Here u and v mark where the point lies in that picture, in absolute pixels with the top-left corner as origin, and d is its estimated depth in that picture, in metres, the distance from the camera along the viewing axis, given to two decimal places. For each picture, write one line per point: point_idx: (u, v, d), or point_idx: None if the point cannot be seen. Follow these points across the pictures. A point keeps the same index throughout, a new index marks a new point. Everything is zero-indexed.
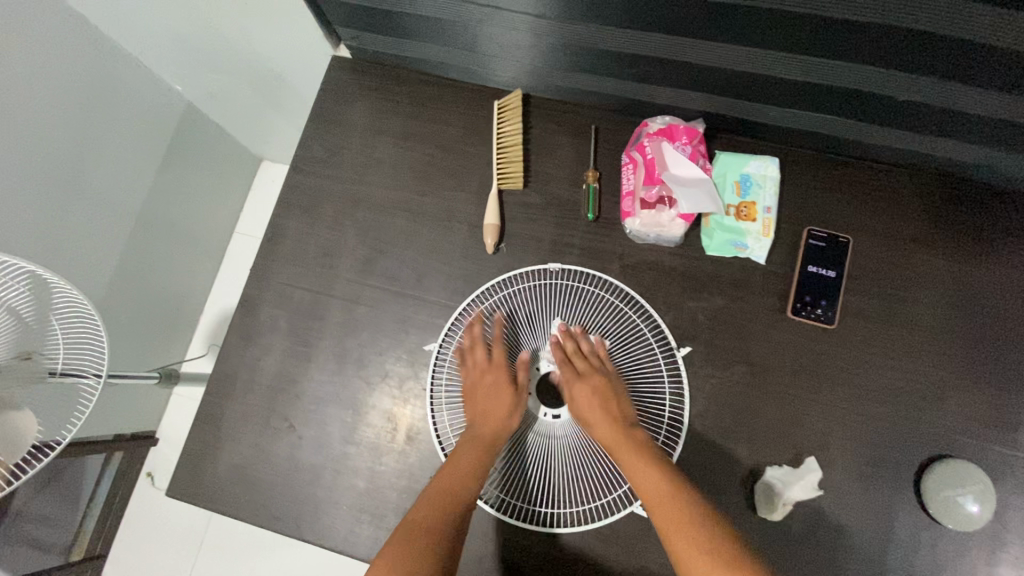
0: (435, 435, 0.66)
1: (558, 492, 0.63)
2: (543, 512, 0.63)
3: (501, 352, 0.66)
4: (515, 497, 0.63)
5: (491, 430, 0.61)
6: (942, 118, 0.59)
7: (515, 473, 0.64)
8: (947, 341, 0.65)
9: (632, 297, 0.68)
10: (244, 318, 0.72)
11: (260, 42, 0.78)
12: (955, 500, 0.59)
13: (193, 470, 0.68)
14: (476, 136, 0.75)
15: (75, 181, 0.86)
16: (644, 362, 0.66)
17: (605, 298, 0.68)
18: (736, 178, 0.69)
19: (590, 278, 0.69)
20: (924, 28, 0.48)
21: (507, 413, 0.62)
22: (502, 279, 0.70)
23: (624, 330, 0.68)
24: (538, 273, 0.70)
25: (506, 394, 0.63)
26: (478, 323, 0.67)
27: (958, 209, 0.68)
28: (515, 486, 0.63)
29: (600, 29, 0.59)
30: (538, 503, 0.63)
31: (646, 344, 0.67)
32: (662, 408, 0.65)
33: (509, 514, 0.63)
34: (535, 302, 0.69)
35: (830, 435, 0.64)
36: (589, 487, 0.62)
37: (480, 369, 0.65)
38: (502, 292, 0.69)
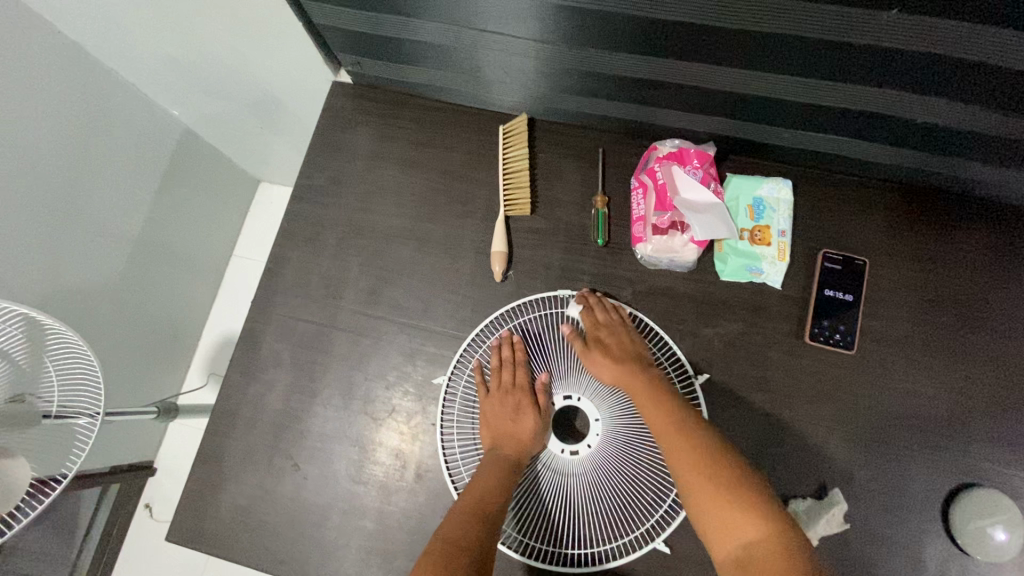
0: (448, 472, 0.63)
1: (579, 531, 0.60)
2: (565, 553, 0.60)
3: (526, 374, 0.64)
4: (535, 538, 0.61)
5: (515, 455, 0.60)
6: (957, 139, 0.58)
7: (534, 513, 0.61)
8: (969, 364, 0.64)
9: (647, 325, 0.67)
10: (246, 353, 0.69)
11: (258, 67, 0.76)
12: (981, 530, 0.57)
13: (194, 513, 0.65)
14: (481, 162, 0.74)
15: (72, 210, 0.84)
16: None
17: None
18: (749, 202, 0.67)
19: None
20: (944, 53, 0.47)
21: (532, 438, 0.60)
22: (512, 307, 0.68)
23: None
24: (548, 301, 0.68)
25: (532, 417, 0.61)
26: (506, 343, 0.65)
27: (974, 228, 0.67)
28: (535, 526, 0.61)
29: (609, 54, 0.58)
30: (559, 543, 0.60)
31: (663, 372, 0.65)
32: None
33: (529, 556, 0.60)
34: (548, 333, 0.67)
35: (853, 464, 0.62)
36: (610, 525, 0.60)
37: (505, 388, 0.63)
38: (513, 322, 0.68)
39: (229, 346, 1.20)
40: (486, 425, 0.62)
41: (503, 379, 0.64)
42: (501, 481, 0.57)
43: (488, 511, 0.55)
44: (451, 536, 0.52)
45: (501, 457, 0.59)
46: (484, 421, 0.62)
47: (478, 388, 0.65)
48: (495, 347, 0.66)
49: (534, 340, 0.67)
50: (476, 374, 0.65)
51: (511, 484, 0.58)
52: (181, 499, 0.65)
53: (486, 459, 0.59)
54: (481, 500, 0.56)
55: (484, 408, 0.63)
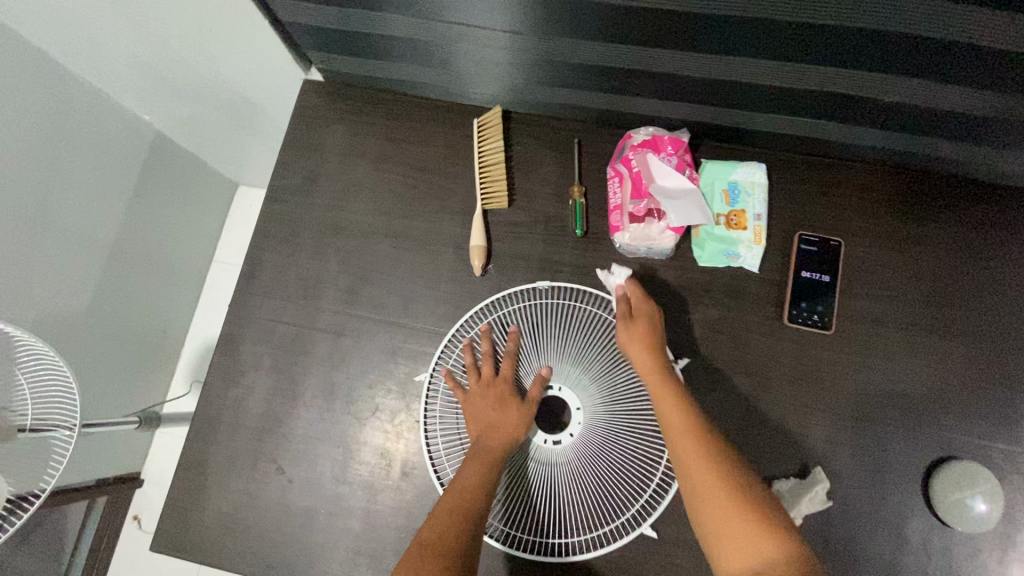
0: (432, 467, 0.63)
1: (562, 521, 0.60)
2: (548, 542, 0.61)
3: (511, 366, 0.63)
4: (520, 529, 0.61)
5: (500, 447, 0.58)
6: (926, 118, 0.58)
7: (517, 506, 0.61)
8: (945, 339, 0.65)
9: None
10: (225, 357, 0.69)
11: (228, 67, 0.75)
12: (964, 502, 0.58)
13: (179, 522, 0.64)
14: (457, 156, 0.73)
15: (42, 219, 0.82)
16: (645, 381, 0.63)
17: (601, 315, 0.65)
18: (724, 186, 0.68)
19: (585, 294, 0.66)
20: (906, 31, 0.47)
21: (517, 427, 0.59)
22: (494, 299, 0.67)
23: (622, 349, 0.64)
24: (521, 294, 0.67)
25: (517, 407, 0.60)
26: (483, 338, 0.65)
27: (946, 206, 0.68)
28: (517, 518, 0.61)
29: (579, 43, 0.57)
30: (542, 534, 0.61)
31: None
32: None
33: (515, 547, 0.61)
34: (530, 324, 0.66)
35: (836, 441, 0.63)
36: (593, 515, 0.60)
37: (488, 381, 0.63)
38: (496, 313, 0.67)
39: (209, 351, 1.19)
40: (470, 418, 0.61)
41: (483, 373, 0.63)
42: (484, 477, 0.56)
43: (468, 511, 0.54)
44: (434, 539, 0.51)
45: (485, 450, 0.58)
46: (469, 416, 0.61)
47: (455, 391, 0.63)
48: (467, 346, 0.65)
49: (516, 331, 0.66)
50: (448, 380, 0.63)
51: (496, 478, 0.57)
52: (165, 507, 0.64)
53: (469, 455, 0.58)
54: (462, 499, 0.54)
55: (465, 407, 0.62)
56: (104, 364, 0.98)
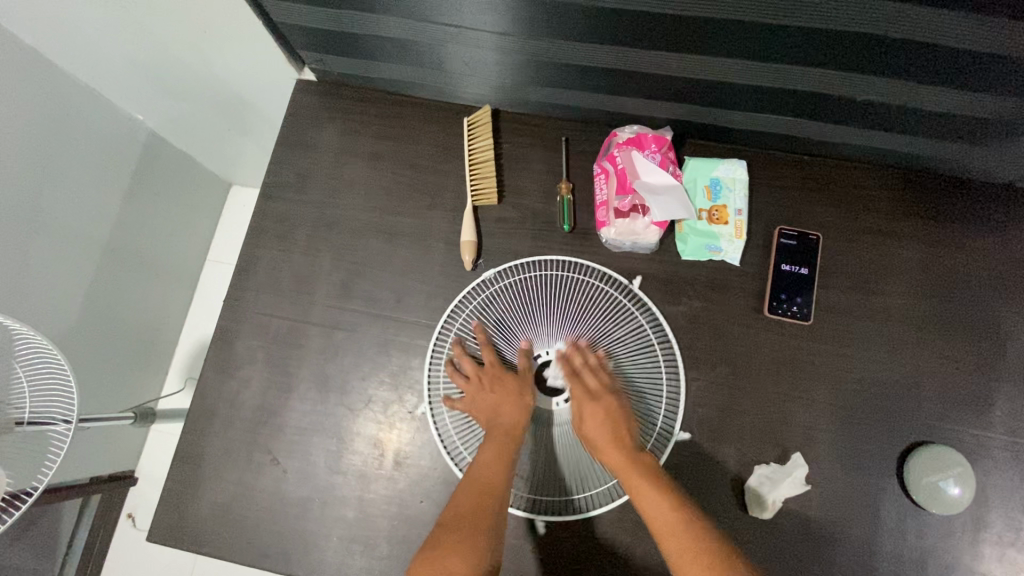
0: (439, 432, 0.66)
1: (566, 478, 0.65)
2: (568, 502, 0.64)
3: (491, 351, 0.66)
4: (526, 490, 0.65)
5: (510, 422, 0.62)
6: (896, 116, 0.61)
7: (534, 471, 0.65)
8: (918, 329, 0.67)
9: (626, 285, 0.69)
10: (220, 352, 0.70)
11: (222, 67, 0.77)
12: (937, 486, 0.60)
13: (174, 513, 0.65)
14: (448, 154, 0.75)
15: (36, 218, 0.83)
16: (639, 343, 0.68)
17: (598, 287, 0.69)
18: (706, 183, 0.70)
19: (582, 268, 0.70)
20: (872, 33, 0.49)
21: (523, 397, 0.63)
22: (493, 273, 0.71)
23: (618, 316, 0.68)
24: (504, 272, 0.71)
25: (513, 381, 0.64)
26: (456, 347, 0.67)
27: (920, 200, 0.70)
28: (537, 483, 0.65)
29: (563, 44, 0.59)
30: (546, 493, 0.65)
31: (640, 327, 0.68)
32: (661, 390, 0.66)
33: (523, 509, 0.64)
34: (529, 296, 0.69)
35: (814, 428, 0.65)
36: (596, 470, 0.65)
37: (475, 376, 0.65)
38: (495, 287, 0.70)
39: (203, 349, 1.20)
40: (472, 412, 0.63)
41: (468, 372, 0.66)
42: (501, 455, 0.60)
43: (490, 490, 0.57)
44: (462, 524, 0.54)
45: (497, 429, 0.62)
46: (471, 412, 0.64)
47: (449, 400, 0.65)
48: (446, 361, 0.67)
49: (516, 303, 0.69)
50: (442, 398, 0.65)
51: (513, 450, 0.61)
52: (161, 499, 0.66)
53: (483, 445, 0.61)
54: (483, 480, 0.58)
55: (464, 406, 0.64)
56: (97, 362, 0.99)
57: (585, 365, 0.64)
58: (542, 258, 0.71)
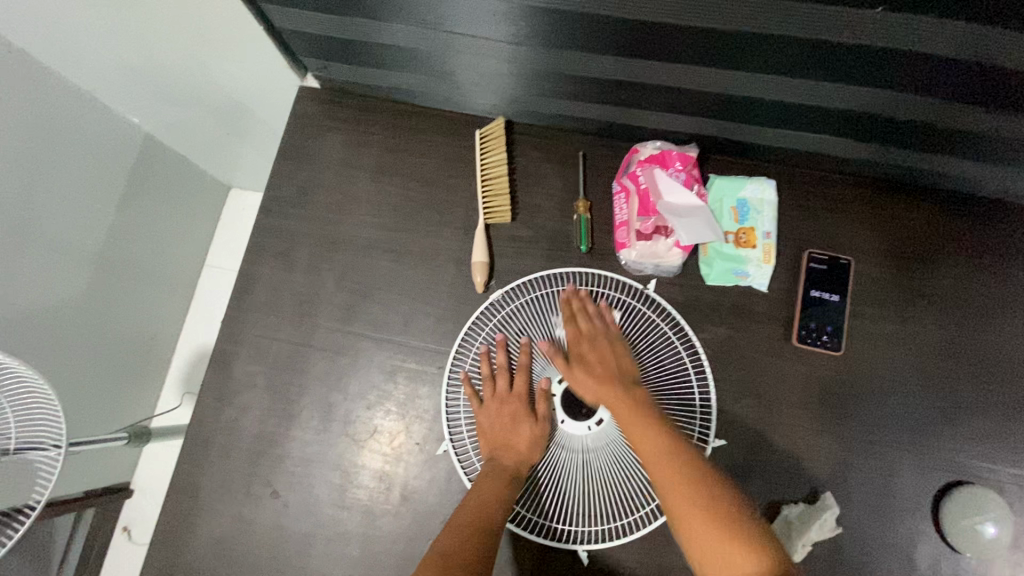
0: (455, 454, 0.62)
1: (579, 509, 0.60)
2: (610, 529, 0.60)
3: (523, 379, 0.62)
4: (535, 512, 0.61)
5: (514, 466, 0.58)
6: (939, 137, 0.57)
7: (570, 499, 0.61)
8: (955, 362, 0.64)
9: (660, 305, 0.65)
10: (217, 377, 0.66)
11: (220, 72, 0.72)
12: (974, 528, 0.56)
13: (169, 549, 0.62)
14: (458, 168, 0.71)
15: (25, 226, 0.78)
16: (671, 371, 0.63)
17: (629, 304, 0.65)
18: (733, 204, 0.66)
19: (612, 283, 0.66)
20: (927, 51, 0.45)
21: (532, 449, 0.59)
22: (519, 284, 0.66)
23: (651, 338, 0.64)
24: (522, 287, 0.67)
25: (529, 427, 0.60)
26: (500, 350, 0.63)
27: (958, 223, 0.67)
28: (573, 513, 0.61)
29: (586, 56, 0.55)
30: (556, 520, 0.61)
31: (674, 351, 0.63)
32: (693, 424, 0.61)
33: (528, 530, 0.61)
34: (555, 312, 0.65)
35: (844, 465, 0.62)
36: (612, 505, 0.60)
37: (500, 396, 0.61)
38: (519, 300, 0.66)
39: (203, 360, 1.16)
40: (481, 434, 0.61)
41: (499, 387, 0.62)
42: (501, 492, 0.56)
43: (486, 525, 0.53)
44: (451, 555, 0.50)
45: (499, 467, 0.58)
46: (479, 435, 0.61)
47: (471, 401, 0.62)
48: (484, 354, 0.64)
49: (540, 318, 0.65)
50: (466, 387, 0.63)
51: (511, 494, 0.56)
52: (155, 533, 0.62)
53: (483, 471, 0.58)
54: (482, 513, 0.54)
55: (479, 418, 0.61)
56: (92, 376, 0.95)
57: (580, 313, 0.61)
58: (557, 271, 0.66)
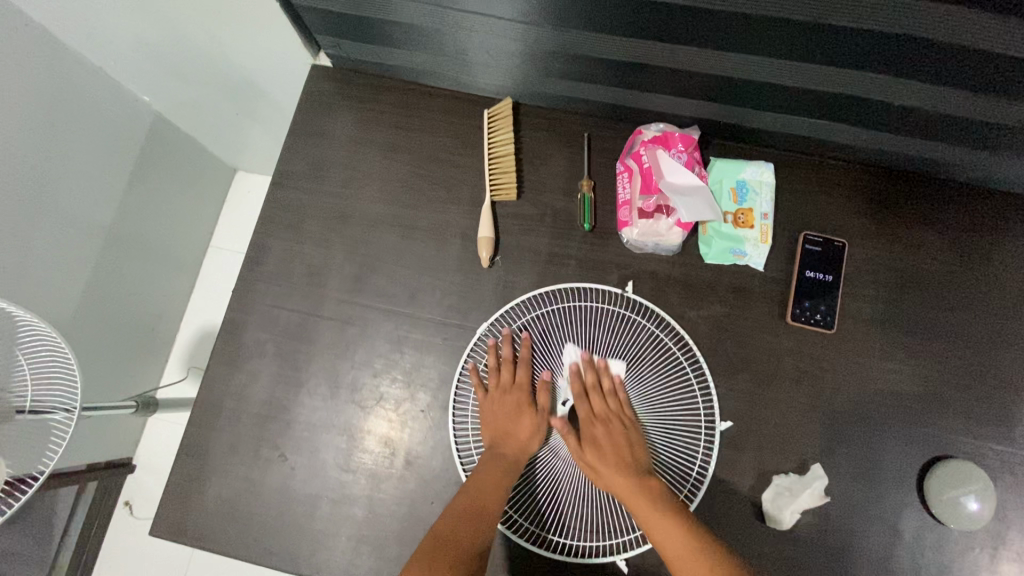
0: (461, 461, 0.63)
1: (582, 523, 0.62)
2: (607, 543, 0.61)
3: (527, 372, 0.65)
4: (537, 526, 0.62)
5: (514, 454, 0.61)
6: (934, 122, 0.59)
7: (568, 512, 0.62)
8: (943, 343, 0.66)
9: (665, 321, 0.67)
10: (227, 343, 0.68)
11: (234, 50, 0.74)
12: (956, 501, 0.59)
13: (178, 507, 0.64)
14: (467, 147, 0.73)
15: (40, 200, 0.80)
16: (676, 387, 0.65)
17: (637, 320, 0.67)
18: (733, 185, 0.69)
19: (619, 299, 0.68)
20: (923, 36, 0.47)
21: (532, 439, 0.62)
22: (529, 297, 0.68)
23: (657, 355, 0.66)
24: (536, 300, 0.68)
25: (531, 417, 0.63)
26: (506, 342, 0.66)
27: (949, 210, 0.69)
28: (571, 525, 0.62)
29: (594, 36, 0.57)
30: (558, 533, 0.62)
31: (679, 368, 0.65)
32: (696, 440, 0.63)
33: (530, 542, 0.62)
34: (566, 329, 0.67)
35: (834, 439, 0.64)
36: (615, 521, 0.62)
37: (505, 388, 0.64)
38: (530, 313, 0.68)
39: (208, 338, 1.18)
40: (484, 422, 0.62)
41: (502, 378, 0.64)
42: (501, 477, 0.58)
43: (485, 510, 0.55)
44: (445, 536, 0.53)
45: (500, 454, 0.60)
46: (482, 423, 0.63)
47: (476, 389, 0.64)
48: (491, 347, 0.66)
49: (549, 336, 0.67)
50: (473, 378, 0.65)
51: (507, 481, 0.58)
52: (164, 492, 0.64)
53: (484, 456, 0.60)
54: (480, 498, 0.56)
55: (484, 407, 0.63)
56: (98, 349, 0.97)
57: (592, 391, 0.63)
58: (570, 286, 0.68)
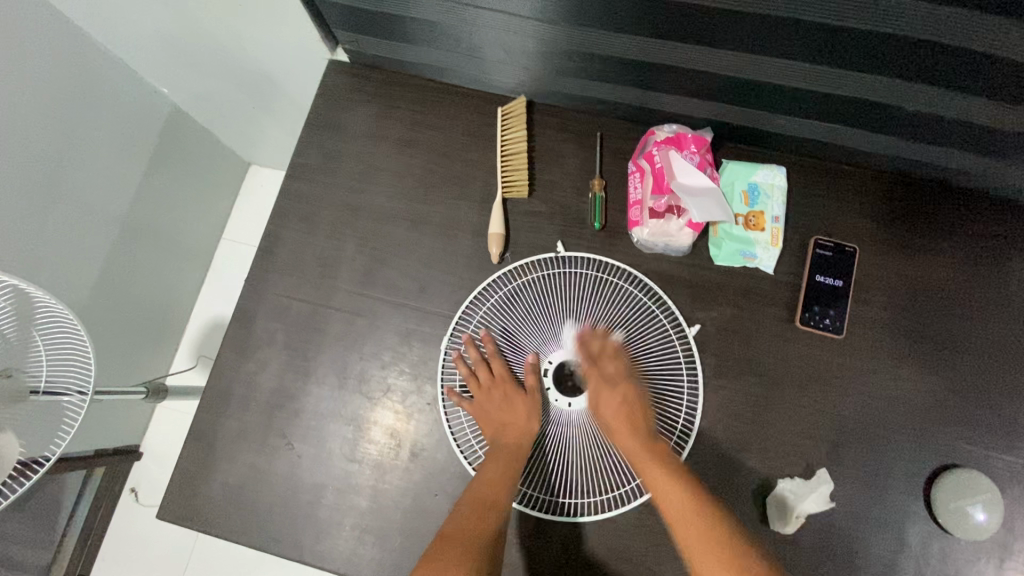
0: (454, 440, 0.65)
1: (580, 482, 0.63)
2: (608, 500, 0.62)
3: (501, 365, 0.66)
4: (537, 489, 0.63)
5: (516, 440, 0.61)
6: (950, 129, 0.59)
7: (575, 476, 0.63)
8: (953, 351, 0.66)
9: (648, 287, 0.68)
10: (238, 332, 0.69)
11: (252, 44, 0.75)
12: (966, 511, 0.58)
13: (186, 492, 0.65)
14: (480, 144, 0.74)
15: (59, 187, 0.82)
16: (659, 349, 0.66)
17: (622, 288, 0.68)
18: (744, 187, 0.69)
19: (610, 270, 0.69)
20: (939, 40, 0.47)
21: (528, 420, 0.63)
22: (501, 275, 0.69)
23: (640, 319, 0.67)
24: (481, 296, 0.69)
25: (521, 401, 0.63)
26: (470, 346, 0.66)
27: (961, 217, 0.69)
28: (579, 486, 0.63)
29: (608, 35, 0.58)
30: (555, 493, 0.63)
31: (659, 327, 0.67)
32: (680, 397, 0.65)
33: (532, 507, 0.63)
34: (543, 298, 0.68)
35: (841, 444, 0.64)
36: (609, 474, 0.63)
37: (486, 386, 0.64)
38: (506, 288, 0.69)
39: (218, 330, 1.19)
40: (478, 424, 0.63)
41: (480, 379, 0.65)
42: (506, 466, 0.59)
43: (495, 500, 0.56)
44: (462, 528, 0.54)
45: (502, 445, 0.61)
46: (477, 424, 0.63)
47: (460, 403, 0.64)
48: (457, 355, 0.66)
49: (522, 310, 0.68)
50: (453, 396, 0.64)
51: (516, 470, 0.59)
52: (172, 476, 0.65)
53: (488, 454, 0.61)
54: (488, 488, 0.57)
55: (472, 411, 0.63)
56: (110, 336, 0.98)
57: (602, 353, 0.64)
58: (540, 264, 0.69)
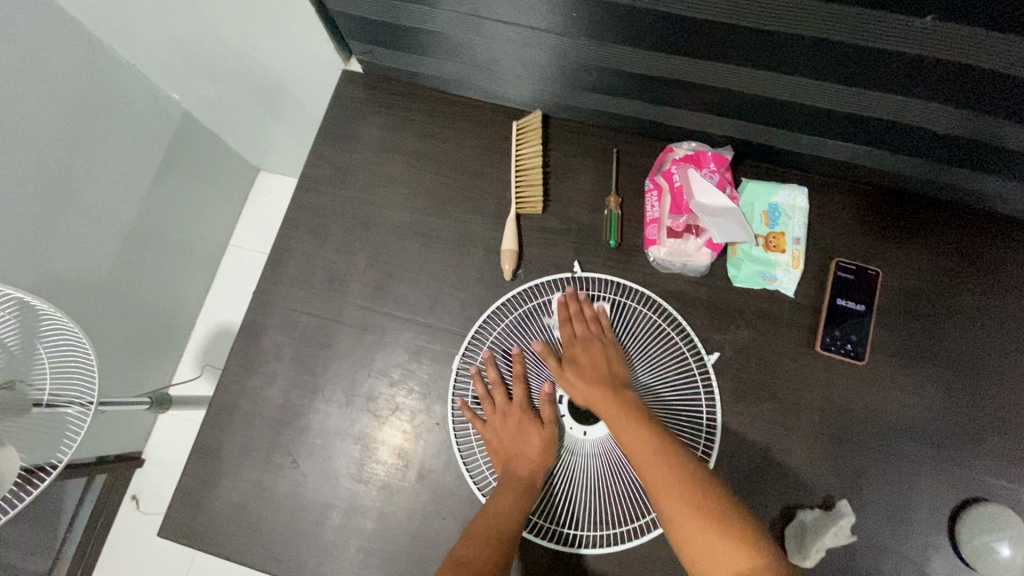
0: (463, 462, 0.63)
1: (588, 513, 0.61)
2: (618, 533, 0.60)
3: (521, 388, 0.63)
4: (544, 518, 0.61)
5: (529, 474, 0.59)
6: (981, 153, 0.57)
7: (582, 506, 0.61)
8: (978, 380, 0.64)
9: (667, 311, 0.66)
10: (245, 345, 0.68)
11: (266, 52, 0.74)
12: (989, 546, 0.57)
13: (188, 510, 0.63)
14: (494, 158, 0.72)
15: (68, 191, 0.81)
16: (677, 377, 0.64)
17: (640, 312, 0.66)
18: (764, 208, 0.68)
19: (627, 292, 0.68)
20: (976, 64, 0.46)
21: (542, 454, 0.60)
22: (520, 292, 0.67)
23: (659, 346, 0.65)
24: (497, 314, 0.67)
25: (537, 433, 0.61)
26: (489, 365, 0.64)
27: (986, 242, 0.67)
28: (586, 518, 0.61)
29: (630, 52, 0.56)
30: (563, 523, 0.61)
31: (679, 356, 0.65)
32: (698, 429, 0.63)
33: (538, 535, 0.61)
34: None
35: (862, 474, 0.62)
36: (619, 509, 0.61)
37: (503, 409, 0.62)
38: (525, 307, 0.67)
39: (223, 337, 1.18)
40: (490, 449, 0.61)
41: (497, 402, 0.63)
42: (517, 501, 0.57)
43: (501, 534, 0.54)
44: (465, 561, 0.52)
45: (513, 476, 0.59)
46: (489, 449, 0.61)
47: (473, 422, 0.63)
48: (476, 373, 0.64)
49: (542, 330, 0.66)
50: (466, 412, 0.63)
51: (527, 505, 0.57)
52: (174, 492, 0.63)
53: (497, 485, 0.58)
54: (497, 521, 0.55)
55: (485, 434, 0.62)
56: (115, 343, 0.97)
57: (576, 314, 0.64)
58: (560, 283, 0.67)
